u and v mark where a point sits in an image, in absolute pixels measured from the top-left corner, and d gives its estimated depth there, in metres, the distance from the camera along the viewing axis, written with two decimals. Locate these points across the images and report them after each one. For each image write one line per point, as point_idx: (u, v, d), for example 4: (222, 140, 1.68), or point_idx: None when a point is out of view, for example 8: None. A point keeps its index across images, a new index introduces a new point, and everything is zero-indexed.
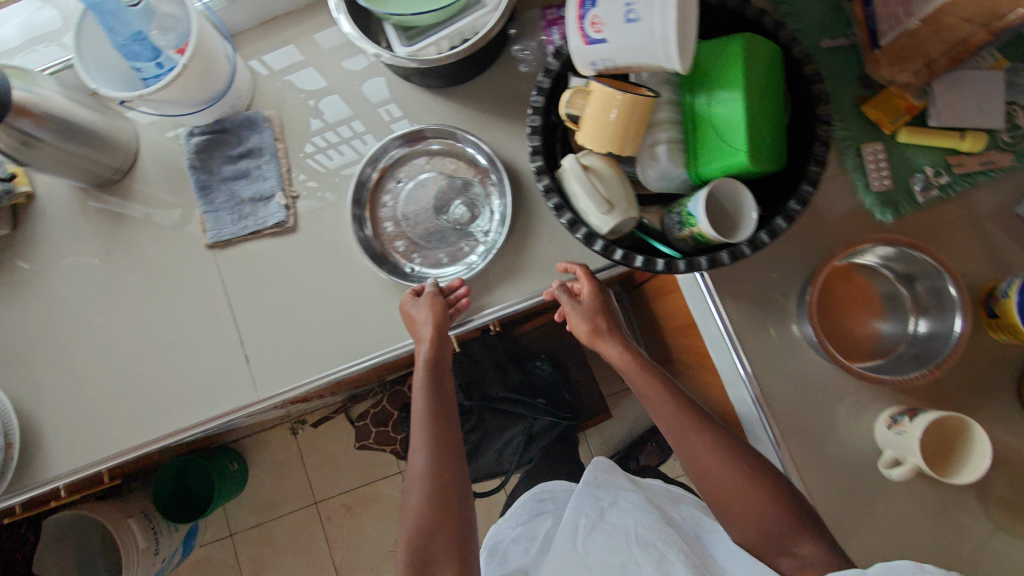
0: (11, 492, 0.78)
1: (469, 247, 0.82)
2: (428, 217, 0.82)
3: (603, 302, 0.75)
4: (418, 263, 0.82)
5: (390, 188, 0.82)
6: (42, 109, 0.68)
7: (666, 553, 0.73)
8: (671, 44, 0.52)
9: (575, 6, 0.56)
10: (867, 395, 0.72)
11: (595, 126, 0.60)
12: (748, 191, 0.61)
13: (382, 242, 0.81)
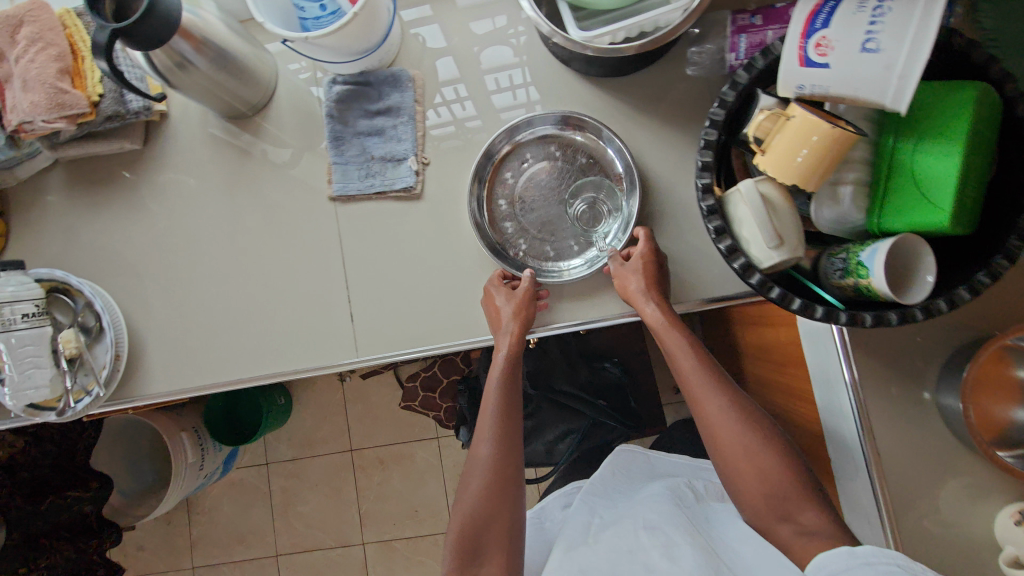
0: (110, 401, 0.80)
1: (578, 247, 0.80)
2: (545, 209, 0.80)
3: (655, 265, 0.73)
4: (524, 250, 0.80)
5: (518, 166, 0.80)
6: (202, 35, 0.67)
7: (671, 536, 0.71)
8: (907, 81, 0.48)
9: (801, 24, 0.52)
10: (987, 480, 0.68)
11: (787, 153, 0.56)
12: (931, 253, 0.56)
13: (493, 222, 0.80)
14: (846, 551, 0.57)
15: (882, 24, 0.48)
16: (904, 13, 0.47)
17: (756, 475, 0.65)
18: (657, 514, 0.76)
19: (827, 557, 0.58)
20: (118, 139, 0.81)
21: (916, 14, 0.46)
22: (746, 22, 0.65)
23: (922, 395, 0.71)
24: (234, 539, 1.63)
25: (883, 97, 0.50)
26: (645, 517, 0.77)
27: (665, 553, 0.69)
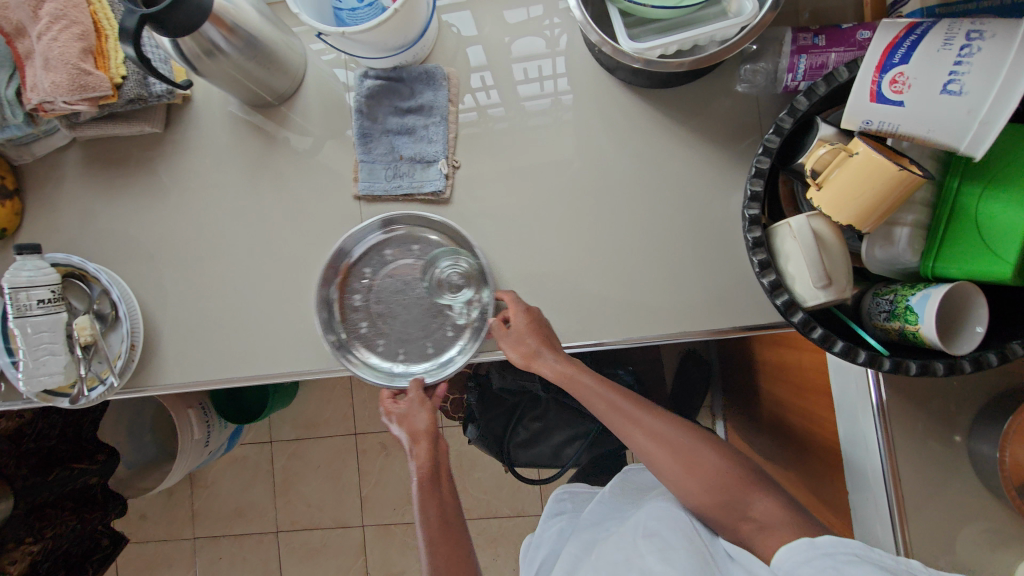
0: (123, 389, 0.79)
1: (455, 331, 0.77)
2: (402, 306, 0.78)
3: (541, 322, 0.71)
4: (402, 358, 0.78)
5: (369, 271, 0.78)
6: (234, 22, 0.64)
7: (669, 542, 0.63)
8: (988, 128, 0.45)
9: (874, 57, 0.49)
10: (1011, 532, 0.66)
11: (844, 189, 0.53)
12: (984, 303, 0.53)
13: (358, 340, 0.77)
14: (805, 541, 0.55)
15: (966, 67, 0.44)
16: (993, 54, 0.43)
17: (699, 485, 0.64)
18: (657, 517, 0.68)
19: (785, 552, 0.56)
20: (139, 122, 0.78)
21: (1007, 57, 0.42)
22: (807, 42, 0.61)
23: (953, 438, 0.68)
24: (234, 512, 1.64)
25: (959, 142, 0.47)
26: (644, 521, 0.68)
27: (661, 560, 0.61)
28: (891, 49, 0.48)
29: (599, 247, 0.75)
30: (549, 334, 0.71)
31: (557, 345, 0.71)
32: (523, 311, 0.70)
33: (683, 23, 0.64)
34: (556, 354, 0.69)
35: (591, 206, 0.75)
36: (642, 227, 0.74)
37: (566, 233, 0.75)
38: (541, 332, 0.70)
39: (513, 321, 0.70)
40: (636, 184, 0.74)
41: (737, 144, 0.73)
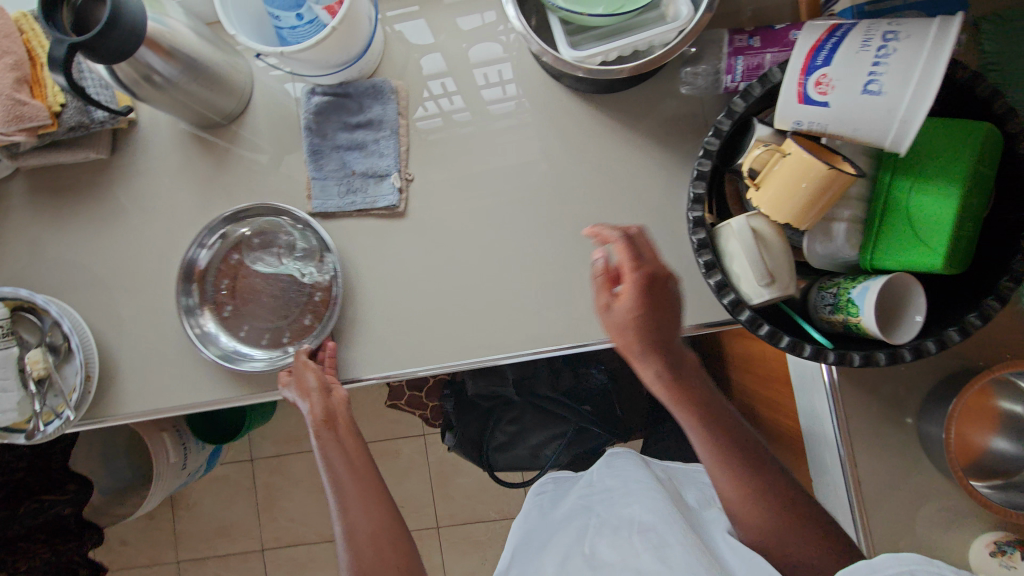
0: (83, 421, 0.78)
1: (319, 290, 0.76)
2: (268, 294, 0.77)
3: (660, 300, 0.59)
4: (292, 343, 0.77)
5: (220, 279, 0.77)
6: (171, 46, 0.63)
7: (665, 538, 0.65)
8: (909, 126, 0.47)
9: (799, 60, 0.50)
10: (966, 510, 0.68)
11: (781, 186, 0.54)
12: (921, 292, 0.55)
13: (244, 344, 0.77)
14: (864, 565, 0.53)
15: (886, 66, 0.46)
16: (910, 53, 0.46)
17: (750, 514, 0.65)
18: (650, 511, 0.70)
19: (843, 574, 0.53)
20: (83, 149, 0.77)
21: (923, 55, 0.45)
22: (744, 43, 0.63)
23: (905, 421, 0.70)
24: (217, 532, 1.61)
25: (884, 139, 0.49)
26: (637, 516, 0.70)
27: (659, 560, 0.63)
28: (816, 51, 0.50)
29: (556, 252, 0.75)
30: (662, 318, 0.59)
31: (671, 349, 0.61)
32: (631, 288, 0.58)
33: (622, 30, 0.65)
34: (658, 364, 0.61)
35: (546, 211, 0.75)
36: (597, 230, 0.75)
37: (522, 240, 0.76)
38: (647, 327, 0.59)
39: (612, 243, 0.59)
40: (588, 188, 0.75)
41: (685, 144, 0.73)
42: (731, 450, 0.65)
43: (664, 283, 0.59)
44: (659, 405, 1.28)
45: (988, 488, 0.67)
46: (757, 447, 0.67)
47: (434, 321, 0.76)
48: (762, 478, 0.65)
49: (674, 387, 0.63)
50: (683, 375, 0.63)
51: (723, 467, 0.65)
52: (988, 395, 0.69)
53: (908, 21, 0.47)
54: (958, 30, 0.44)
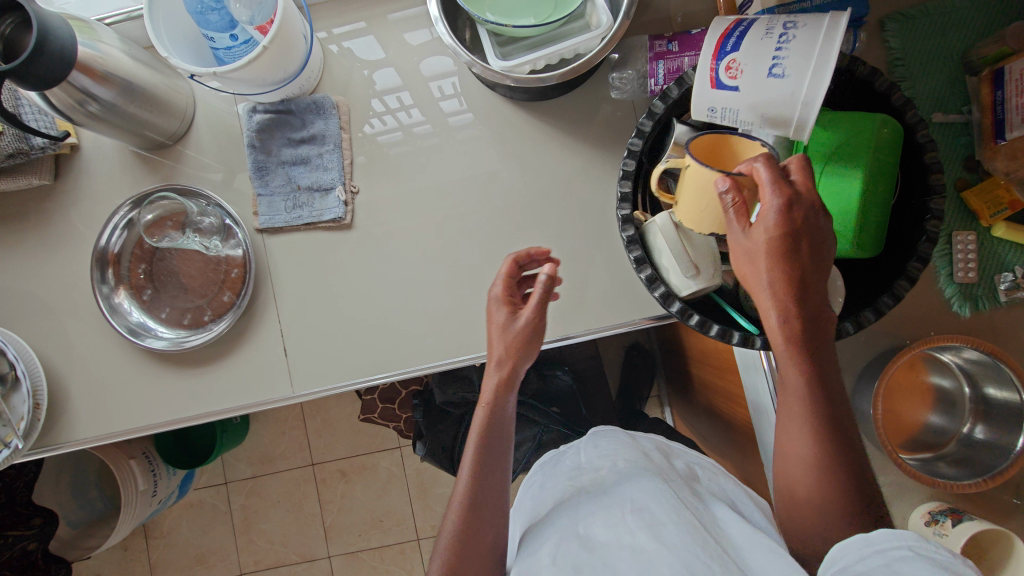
0: (35, 449, 0.77)
1: (234, 267, 0.77)
2: (186, 276, 0.78)
3: (795, 228, 0.50)
4: (210, 320, 0.78)
5: (134, 264, 0.78)
6: (104, 69, 0.64)
7: (659, 517, 0.57)
8: (811, 107, 0.51)
9: (710, 48, 0.54)
10: (905, 483, 0.71)
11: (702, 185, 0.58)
12: (840, 276, 0.59)
13: (164, 326, 0.78)
14: (859, 537, 0.45)
15: (788, 47, 0.50)
16: (807, 41, 0.49)
17: (810, 502, 0.55)
18: (643, 491, 0.61)
19: (838, 549, 0.46)
20: (25, 175, 0.77)
21: (819, 42, 0.49)
22: (664, 48, 0.67)
23: (841, 401, 0.73)
24: (195, 560, 1.52)
25: (793, 119, 0.52)
26: (631, 497, 0.61)
27: (655, 540, 0.55)
28: (725, 38, 0.54)
29: (502, 256, 0.77)
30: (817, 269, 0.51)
31: (808, 294, 0.51)
32: (775, 208, 0.49)
33: (550, 39, 0.68)
34: (789, 306, 0.51)
35: (491, 216, 0.77)
36: (541, 232, 0.77)
37: (469, 245, 0.77)
38: (792, 272, 0.50)
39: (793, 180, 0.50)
40: (531, 192, 0.77)
41: (621, 146, 0.76)
42: (828, 430, 0.53)
43: (816, 222, 0.50)
44: (629, 402, 1.29)
45: (920, 461, 0.71)
46: (849, 430, 0.54)
47: (387, 329, 0.77)
48: (852, 461, 0.53)
49: (795, 336, 0.52)
50: (810, 323, 0.52)
51: (813, 443, 0.54)
52: (919, 371, 0.72)
53: (804, 14, 0.51)
54: (847, 20, 0.48)
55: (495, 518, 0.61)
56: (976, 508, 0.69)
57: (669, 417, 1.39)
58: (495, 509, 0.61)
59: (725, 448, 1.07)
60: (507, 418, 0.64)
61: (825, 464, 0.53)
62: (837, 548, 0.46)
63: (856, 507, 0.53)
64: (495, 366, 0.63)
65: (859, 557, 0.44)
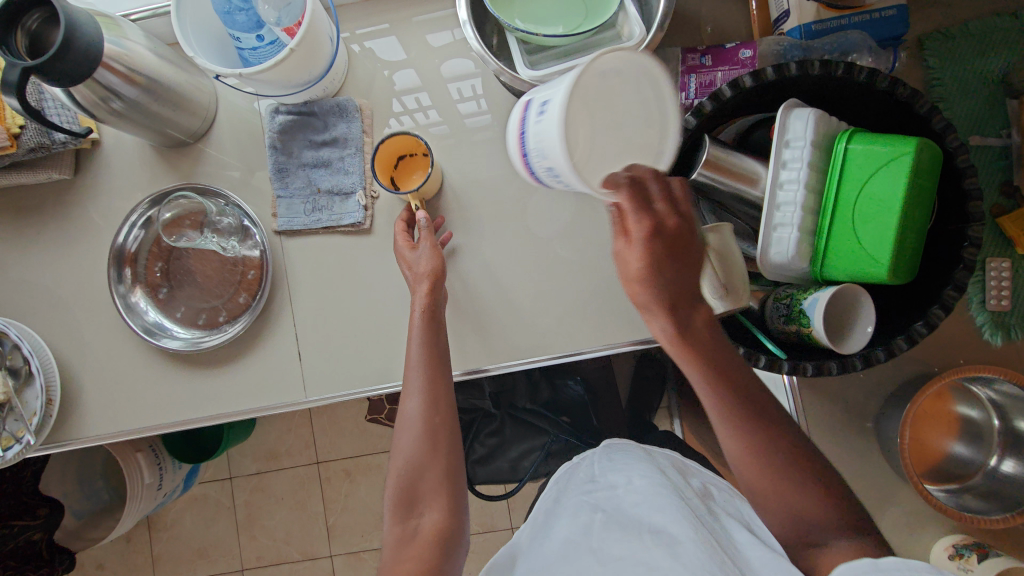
0: (45, 445, 0.77)
1: (251, 269, 0.77)
2: (202, 276, 0.78)
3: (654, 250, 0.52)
4: (225, 321, 0.77)
5: (151, 261, 0.78)
6: (129, 66, 0.63)
7: (676, 535, 0.55)
8: None
9: None
10: (928, 514, 0.69)
11: (402, 161, 0.75)
12: (871, 303, 0.57)
13: (179, 325, 0.78)
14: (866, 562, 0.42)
15: None
16: None
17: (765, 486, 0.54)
18: (658, 508, 0.59)
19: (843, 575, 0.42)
20: (46, 169, 0.76)
21: None
22: (696, 62, 0.66)
23: (863, 426, 0.71)
24: (197, 554, 1.52)
25: None
26: (646, 514, 0.59)
27: (670, 554, 0.53)
28: None
29: (522, 266, 0.76)
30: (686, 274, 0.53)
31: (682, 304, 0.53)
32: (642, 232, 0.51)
33: (580, 48, 0.66)
34: (668, 318, 0.53)
35: (511, 226, 0.76)
36: (562, 243, 0.76)
37: (489, 253, 0.76)
38: (668, 290, 0.52)
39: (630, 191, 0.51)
40: (553, 201, 0.76)
41: None
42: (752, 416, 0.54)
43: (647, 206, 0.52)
44: (640, 413, 1.27)
45: (944, 492, 0.69)
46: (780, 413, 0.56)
47: (403, 336, 0.76)
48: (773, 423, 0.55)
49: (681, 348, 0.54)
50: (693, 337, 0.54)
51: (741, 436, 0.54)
52: (946, 400, 0.70)
53: None
54: None
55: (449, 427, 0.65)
56: (1000, 543, 0.67)
57: (679, 429, 1.37)
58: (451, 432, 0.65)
59: None
60: (440, 332, 0.68)
61: (756, 445, 0.54)
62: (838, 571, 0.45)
63: (790, 471, 0.53)
64: (415, 284, 0.68)
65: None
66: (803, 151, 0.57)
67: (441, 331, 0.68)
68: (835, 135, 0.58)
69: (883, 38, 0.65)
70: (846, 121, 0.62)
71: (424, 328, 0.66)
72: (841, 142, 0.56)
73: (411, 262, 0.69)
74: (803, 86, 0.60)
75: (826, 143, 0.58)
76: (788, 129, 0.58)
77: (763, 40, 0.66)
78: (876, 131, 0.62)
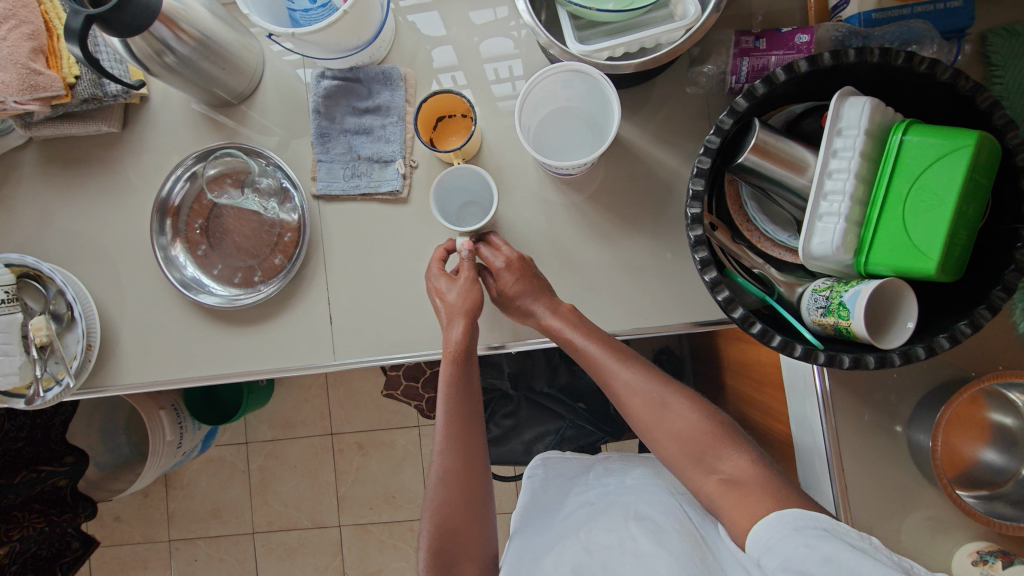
0: (82, 389, 0.79)
1: (287, 233, 0.78)
2: (240, 235, 0.79)
3: (527, 271, 0.70)
4: (260, 281, 0.78)
5: (191, 216, 0.79)
6: (184, 22, 0.64)
7: (662, 525, 0.62)
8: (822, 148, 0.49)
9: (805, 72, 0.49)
10: (955, 521, 0.68)
11: (441, 123, 0.76)
12: (913, 299, 0.55)
13: (215, 281, 0.79)
14: (776, 517, 0.52)
15: None
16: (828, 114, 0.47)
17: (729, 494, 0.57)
18: (648, 503, 0.66)
19: (760, 528, 0.52)
20: (96, 121, 0.78)
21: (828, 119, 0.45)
22: (750, 45, 0.64)
23: (893, 428, 0.70)
24: (211, 513, 1.56)
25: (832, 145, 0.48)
26: (635, 508, 0.65)
27: (656, 543, 0.59)
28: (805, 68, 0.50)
29: (556, 245, 0.76)
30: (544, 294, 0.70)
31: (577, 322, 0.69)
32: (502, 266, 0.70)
33: (630, 26, 0.65)
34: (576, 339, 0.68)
35: (547, 204, 0.76)
36: (598, 223, 0.75)
37: (524, 229, 0.76)
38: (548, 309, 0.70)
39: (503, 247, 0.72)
40: (592, 183, 0.76)
41: (689, 143, 0.74)
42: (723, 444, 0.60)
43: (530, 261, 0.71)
44: None
45: (974, 498, 0.68)
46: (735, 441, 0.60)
47: (433, 306, 0.77)
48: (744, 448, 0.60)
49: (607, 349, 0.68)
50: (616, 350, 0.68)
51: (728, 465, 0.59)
52: (979, 406, 0.69)
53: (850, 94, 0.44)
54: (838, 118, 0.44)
55: (480, 479, 0.66)
56: None
57: None
58: (480, 481, 0.66)
59: None
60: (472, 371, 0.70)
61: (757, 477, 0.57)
62: (758, 526, 0.53)
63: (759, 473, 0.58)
64: (450, 323, 0.69)
65: (781, 533, 0.50)
66: (856, 140, 0.56)
67: (470, 372, 0.69)
68: (890, 127, 0.57)
69: (947, 31, 0.63)
70: (900, 112, 0.61)
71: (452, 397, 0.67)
72: (897, 133, 0.55)
73: (445, 294, 0.71)
74: (856, 75, 0.59)
75: (881, 134, 0.56)
76: (841, 119, 0.57)
77: (822, 25, 0.64)
78: (926, 120, 0.61)
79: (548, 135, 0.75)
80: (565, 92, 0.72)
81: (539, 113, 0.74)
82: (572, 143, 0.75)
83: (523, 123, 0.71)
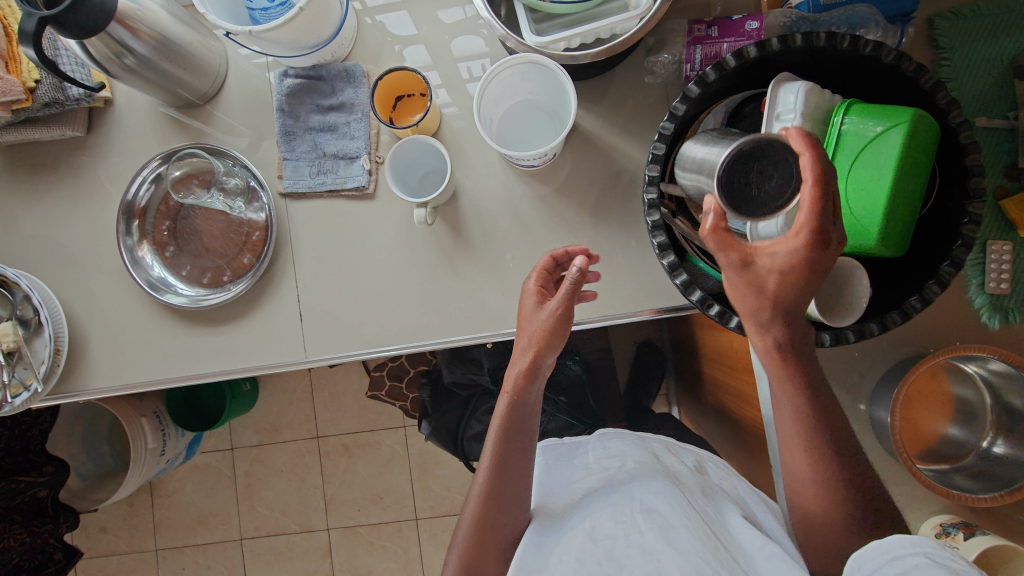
0: (53, 395, 0.79)
1: (256, 233, 0.78)
2: (208, 235, 0.79)
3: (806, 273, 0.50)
4: (229, 281, 0.78)
5: (159, 218, 0.79)
6: (141, 23, 0.64)
7: (668, 519, 0.60)
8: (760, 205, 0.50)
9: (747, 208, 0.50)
10: (919, 496, 0.69)
11: (401, 102, 0.77)
12: (865, 276, 0.56)
13: (185, 282, 0.79)
14: (876, 546, 0.46)
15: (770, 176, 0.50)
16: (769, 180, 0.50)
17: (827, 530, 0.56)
18: (651, 491, 0.64)
19: (856, 558, 0.47)
20: (59, 126, 0.78)
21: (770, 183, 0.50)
22: (701, 33, 0.66)
23: (857, 407, 0.71)
24: (198, 520, 1.55)
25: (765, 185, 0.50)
26: (639, 496, 0.64)
27: (664, 539, 0.58)
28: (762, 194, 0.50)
29: (523, 237, 0.76)
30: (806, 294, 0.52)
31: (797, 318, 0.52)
32: (789, 255, 0.49)
33: (588, 17, 0.66)
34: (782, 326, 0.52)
35: (512, 196, 0.77)
36: (563, 214, 0.76)
37: (490, 222, 0.77)
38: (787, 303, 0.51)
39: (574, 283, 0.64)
40: (556, 174, 0.76)
41: (650, 132, 0.75)
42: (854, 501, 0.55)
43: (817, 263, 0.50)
44: (636, 398, 1.27)
45: (936, 472, 0.69)
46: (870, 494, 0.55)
47: (402, 300, 0.77)
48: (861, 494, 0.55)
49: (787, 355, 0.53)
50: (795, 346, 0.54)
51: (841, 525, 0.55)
52: (939, 381, 0.71)
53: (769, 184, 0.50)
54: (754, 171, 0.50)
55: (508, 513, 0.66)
56: (989, 523, 0.68)
57: (676, 414, 1.35)
58: (513, 508, 0.66)
59: (732, 450, 1.05)
60: (526, 410, 0.67)
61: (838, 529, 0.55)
62: (854, 557, 0.47)
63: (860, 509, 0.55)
64: (520, 350, 0.66)
65: (877, 565, 0.45)
66: (794, 122, 0.57)
67: (523, 422, 0.66)
68: (829, 110, 0.58)
69: (893, 14, 0.65)
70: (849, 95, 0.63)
71: (505, 423, 0.66)
72: (837, 116, 0.57)
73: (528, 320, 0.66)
74: (800, 63, 0.61)
75: (822, 116, 0.58)
76: (778, 106, 0.59)
77: (771, 12, 0.67)
78: (873, 102, 0.62)
79: (511, 126, 0.76)
80: (526, 84, 0.73)
81: (502, 105, 0.75)
82: (535, 134, 0.76)
83: (485, 115, 0.71)
